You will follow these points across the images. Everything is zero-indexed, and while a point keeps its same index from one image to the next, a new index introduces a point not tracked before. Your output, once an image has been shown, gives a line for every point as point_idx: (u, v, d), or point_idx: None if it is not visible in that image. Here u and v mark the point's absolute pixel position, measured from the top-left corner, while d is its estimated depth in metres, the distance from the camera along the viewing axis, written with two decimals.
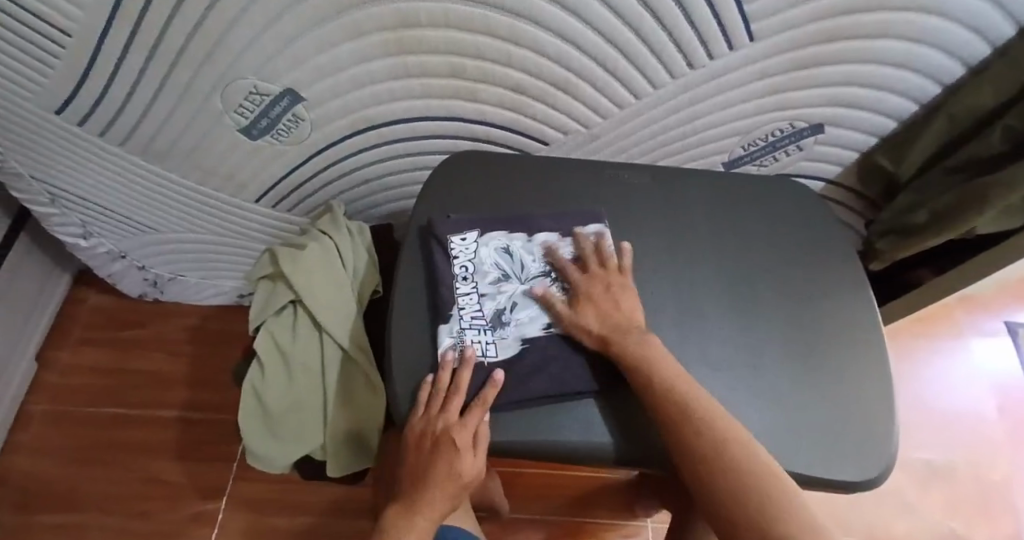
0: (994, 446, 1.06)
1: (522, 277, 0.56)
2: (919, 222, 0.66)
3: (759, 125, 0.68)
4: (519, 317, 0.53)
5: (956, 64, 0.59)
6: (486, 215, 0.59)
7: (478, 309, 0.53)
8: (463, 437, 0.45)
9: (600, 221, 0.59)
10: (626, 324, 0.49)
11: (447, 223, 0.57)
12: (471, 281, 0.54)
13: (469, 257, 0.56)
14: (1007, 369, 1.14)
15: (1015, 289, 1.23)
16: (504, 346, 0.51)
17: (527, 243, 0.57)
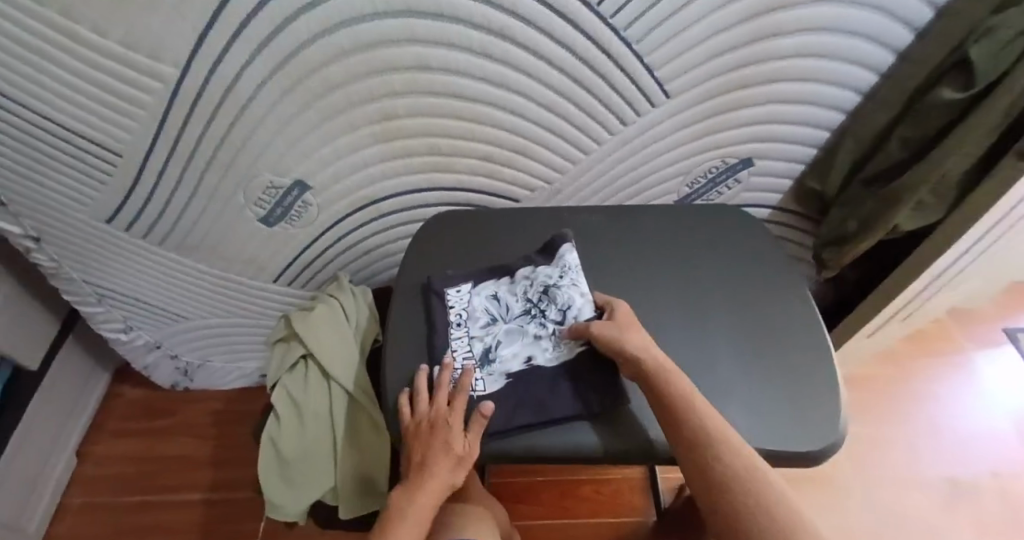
0: (1019, 457, 1.03)
1: (507, 318, 0.64)
2: (851, 230, 0.74)
3: (697, 165, 0.79)
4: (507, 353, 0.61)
5: (851, 93, 0.71)
6: (477, 270, 0.68)
7: (469, 349, 0.61)
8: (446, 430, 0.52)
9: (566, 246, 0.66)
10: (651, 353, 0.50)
11: (443, 279, 0.67)
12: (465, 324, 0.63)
13: (464, 305, 0.64)
14: (1015, 379, 1.14)
15: (1009, 300, 1.25)
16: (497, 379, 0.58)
17: (511, 287, 0.66)
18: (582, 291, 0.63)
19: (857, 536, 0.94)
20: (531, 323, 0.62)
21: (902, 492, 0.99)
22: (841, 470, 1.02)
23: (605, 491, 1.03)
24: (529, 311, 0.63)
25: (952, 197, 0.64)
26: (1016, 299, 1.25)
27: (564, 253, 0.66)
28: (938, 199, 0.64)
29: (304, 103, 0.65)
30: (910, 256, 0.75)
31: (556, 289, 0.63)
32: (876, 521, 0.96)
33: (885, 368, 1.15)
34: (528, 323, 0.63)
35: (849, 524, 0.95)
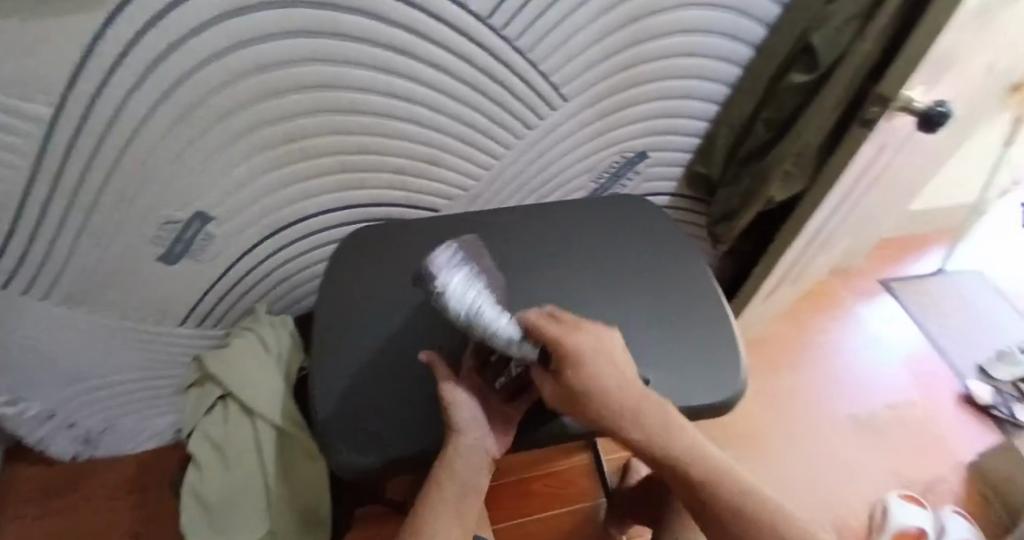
0: (908, 389, 1.18)
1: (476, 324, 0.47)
2: (736, 206, 0.83)
3: (600, 161, 0.85)
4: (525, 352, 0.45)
5: (722, 86, 0.80)
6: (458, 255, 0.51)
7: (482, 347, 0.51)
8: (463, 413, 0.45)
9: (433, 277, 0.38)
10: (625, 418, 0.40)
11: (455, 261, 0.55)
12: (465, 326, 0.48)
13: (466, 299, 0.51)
14: (896, 322, 1.29)
15: (881, 254, 1.42)
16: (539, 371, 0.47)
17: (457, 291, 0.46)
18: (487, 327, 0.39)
19: (789, 485, 1.02)
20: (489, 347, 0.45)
21: (822, 438, 1.09)
22: (766, 423, 1.10)
23: (556, 482, 1.04)
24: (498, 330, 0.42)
25: (812, 168, 0.74)
26: (887, 252, 1.43)
27: (443, 272, 0.38)
28: (802, 170, 0.74)
29: (201, 129, 0.60)
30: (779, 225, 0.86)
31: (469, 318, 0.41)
32: (804, 469, 1.05)
33: (790, 328, 1.26)
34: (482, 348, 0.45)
35: (778, 475, 1.03)
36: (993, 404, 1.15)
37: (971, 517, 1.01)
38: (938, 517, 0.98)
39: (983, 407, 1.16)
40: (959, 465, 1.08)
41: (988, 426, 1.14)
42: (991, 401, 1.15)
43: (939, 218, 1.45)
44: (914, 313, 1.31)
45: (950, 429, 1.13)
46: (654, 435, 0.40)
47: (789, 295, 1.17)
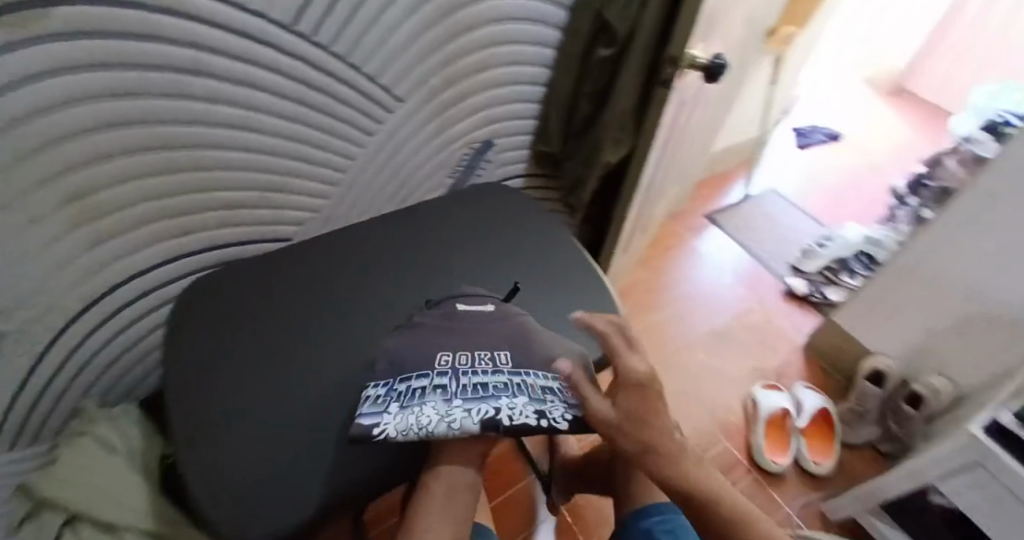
0: (749, 299, 1.39)
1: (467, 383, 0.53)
2: (580, 176, 0.88)
3: (449, 156, 0.85)
4: (491, 381, 0.52)
5: (539, 69, 0.84)
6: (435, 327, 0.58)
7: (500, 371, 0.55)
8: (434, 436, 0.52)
9: (366, 431, 0.47)
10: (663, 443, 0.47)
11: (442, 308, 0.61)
12: (434, 354, 0.55)
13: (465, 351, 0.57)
14: (727, 247, 1.51)
15: (702, 193, 1.64)
16: (517, 371, 0.54)
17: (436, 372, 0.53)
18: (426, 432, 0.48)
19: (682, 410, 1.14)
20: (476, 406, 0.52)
21: (697, 359, 1.24)
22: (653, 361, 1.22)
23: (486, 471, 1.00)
24: (446, 398, 0.50)
25: (634, 132, 0.81)
26: (706, 191, 1.65)
27: (370, 421, 0.48)
28: (627, 134, 0.81)
29: None
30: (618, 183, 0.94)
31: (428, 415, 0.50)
32: (692, 392, 1.17)
33: (648, 274, 1.41)
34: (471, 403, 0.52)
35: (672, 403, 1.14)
36: (809, 293, 1.39)
37: (817, 386, 1.23)
38: (796, 395, 1.15)
39: (802, 298, 1.40)
40: (799, 348, 1.30)
41: (809, 311, 1.39)
42: (806, 291, 1.39)
43: (738, 153, 1.70)
44: (738, 236, 1.54)
45: (786, 322, 1.35)
46: (688, 473, 0.46)
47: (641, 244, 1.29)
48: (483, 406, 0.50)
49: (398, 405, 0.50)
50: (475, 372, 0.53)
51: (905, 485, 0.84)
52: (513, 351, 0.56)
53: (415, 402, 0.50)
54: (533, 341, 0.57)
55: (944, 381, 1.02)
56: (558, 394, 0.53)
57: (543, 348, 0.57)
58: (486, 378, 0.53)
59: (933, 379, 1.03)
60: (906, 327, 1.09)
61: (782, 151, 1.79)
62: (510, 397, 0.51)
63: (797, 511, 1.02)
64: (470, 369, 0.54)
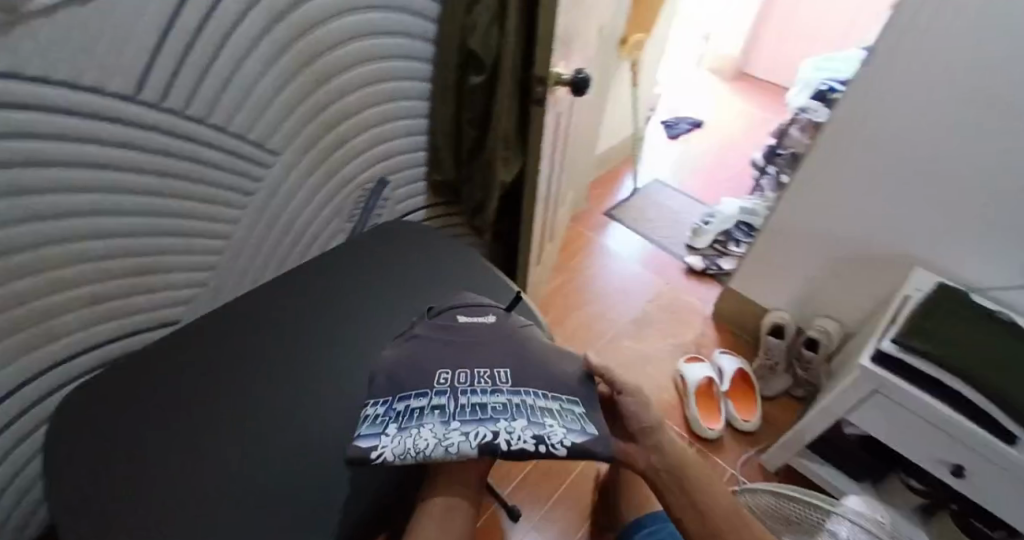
0: (656, 282, 1.49)
1: (466, 402, 0.51)
2: (480, 197, 0.90)
3: (343, 201, 0.83)
4: (490, 402, 0.51)
5: (416, 100, 0.85)
6: (441, 337, 0.59)
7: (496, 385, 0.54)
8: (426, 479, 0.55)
9: (365, 454, 0.47)
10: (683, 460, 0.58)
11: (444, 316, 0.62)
12: (435, 371, 0.55)
13: (465, 367, 0.56)
14: (629, 239, 1.62)
15: (595, 193, 1.74)
16: (517, 390, 0.53)
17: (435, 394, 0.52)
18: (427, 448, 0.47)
19: None
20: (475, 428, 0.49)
21: (621, 350, 1.31)
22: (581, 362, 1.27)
23: None
24: (445, 419, 0.49)
25: (520, 146, 0.85)
26: (599, 190, 1.75)
27: (369, 444, 0.47)
28: (513, 149, 0.84)
29: None
30: (517, 198, 0.97)
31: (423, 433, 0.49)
32: None
33: (563, 278, 1.49)
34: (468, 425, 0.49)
35: None
36: (706, 266, 1.52)
37: (732, 349, 1.34)
38: (716, 363, 1.24)
39: (702, 272, 1.52)
40: (709, 317, 1.41)
41: (710, 283, 1.51)
42: (704, 265, 1.52)
43: (620, 152, 1.83)
44: (636, 226, 1.65)
45: (693, 296, 1.47)
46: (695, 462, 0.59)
47: (551, 254, 1.34)
48: (480, 430, 0.48)
49: (396, 426, 0.49)
50: (475, 391, 0.53)
51: (821, 420, 0.94)
52: (512, 370, 0.55)
53: (414, 422, 0.49)
54: (530, 358, 0.58)
55: (832, 322, 1.16)
56: (559, 415, 0.52)
57: (541, 365, 0.57)
58: (486, 399, 0.52)
59: (823, 322, 1.16)
60: (789, 281, 1.22)
61: (656, 144, 1.94)
62: (509, 420, 0.49)
63: (739, 469, 1.09)
64: (470, 387, 0.53)
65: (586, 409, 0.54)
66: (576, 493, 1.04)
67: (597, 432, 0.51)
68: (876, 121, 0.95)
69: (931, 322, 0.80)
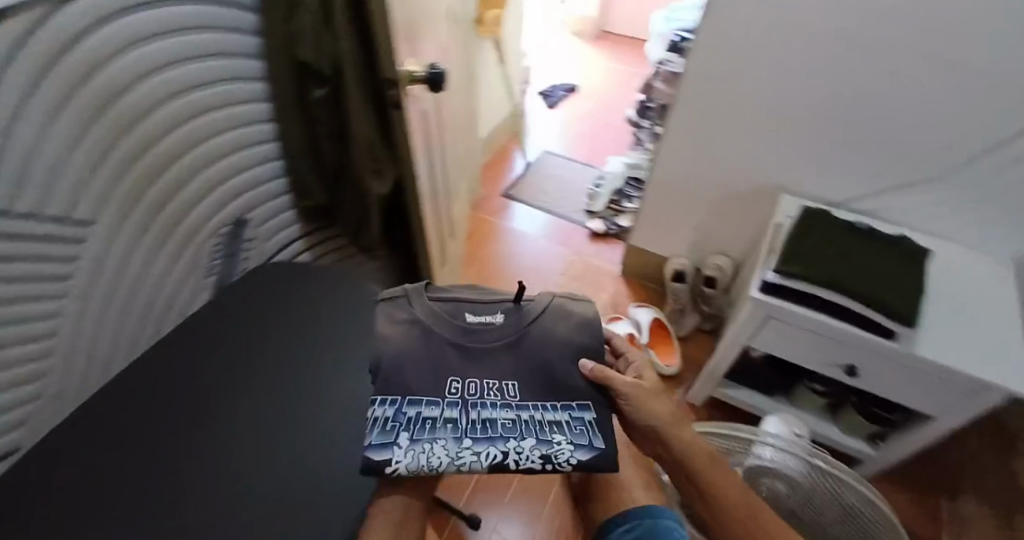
0: (563, 254, 1.52)
1: (479, 418, 0.56)
2: (358, 214, 0.84)
3: (195, 255, 0.76)
4: (500, 418, 0.56)
5: (259, 123, 0.77)
6: (451, 342, 0.60)
7: (508, 397, 0.58)
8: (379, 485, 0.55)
9: (379, 468, 0.52)
10: (697, 456, 0.59)
11: (455, 316, 0.61)
12: (445, 381, 0.58)
13: (477, 381, 0.59)
14: (530, 215, 1.63)
15: (488, 177, 1.72)
16: (526, 405, 0.58)
17: (447, 407, 0.56)
18: (440, 463, 0.52)
19: None
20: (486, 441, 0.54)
21: None
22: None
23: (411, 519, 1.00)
24: (457, 435, 0.54)
25: (387, 149, 0.79)
26: (491, 173, 1.74)
27: (382, 458, 0.52)
28: (381, 154, 0.79)
29: None
30: (399, 203, 0.92)
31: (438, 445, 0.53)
32: None
33: (474, 269, 1.47)
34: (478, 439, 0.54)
35: None
36: (608, 228, 1.56)
37: (646, 302, 1.39)
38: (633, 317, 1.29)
39: (605, 235, 1.56)
40: (619, 276, 1.46)
41: (615, 243, 1.55)
42: (605, 227, 1.55)
43: (505, 131, 1.82)
44: (534, 202, 1.66)
45: (601, 259, 1.50)
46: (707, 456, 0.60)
47: (456, 250, 1.32)
48: (491, 449, 0.53)
49: (408, 437, 0.54)
50: (486, 405, 0.57)
51: (729, 355, 1.00)
52: (520, 383, 0.59)
53: (428, 436, 0.54)
54: (539, 364, 0.60)
55: (723, 258, 1.23)
56: (567, 429, 0.56)
57: (550, 370, 0.59)
58: (496, 415, 0.56)
59: (716, 260, 1.23)
60: (681, 228, 1.27)
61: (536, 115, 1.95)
62: (517, 440, 0.54)
63: None
64: (480, 399, 0.57)
65: (599, 414, 0.57)
66: (525, 491, 1.04)
67: (604, 445, 0.55)
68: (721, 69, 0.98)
69: (803, 246, 0.86)
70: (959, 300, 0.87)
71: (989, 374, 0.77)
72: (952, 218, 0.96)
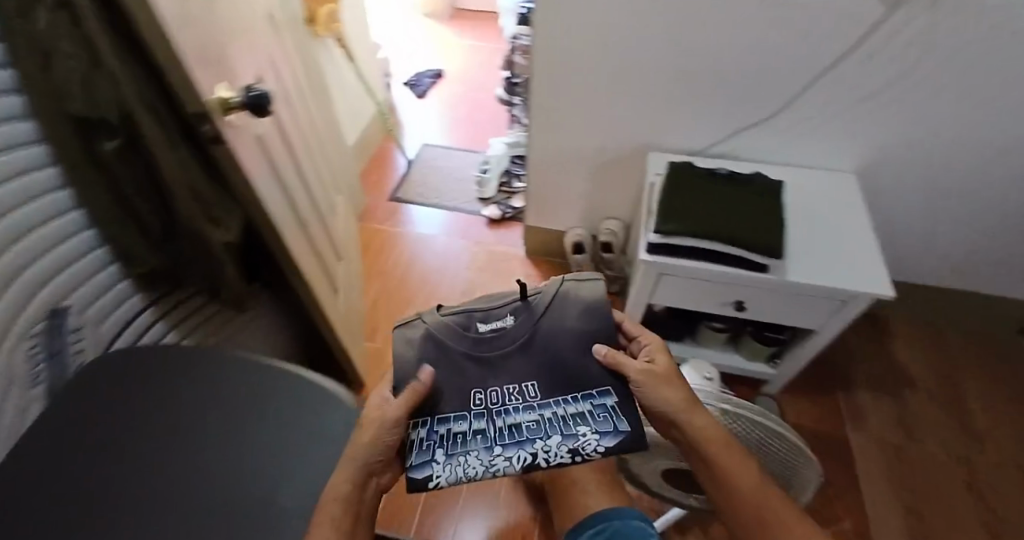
0: (465, 247, 1.48)
1: (506, 424, 0.58)
2: (208, 271, 0.76)
3: (10, 367, 0.63)
4: (525, 420, 0.58)
5: (51, 196, 0.64)
6: (464, 354, 0.61)
7: (531, 399, 0.60)
8: (352, 465, 0.54)
9: (420, 483, 0.54)
10: (708, 438, 0.56)
11: (465, 328, 0.62)
12: (468, 394, 0.60)
13: (499, 389, 0.60)
14: (423, 215, 1.57)
15: (370, 183, 1.64)
16: (547, 403, 0.59)
17: (475, 420, 0.58)
18: (474, 473, 0.55)
19: None
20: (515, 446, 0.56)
21: None
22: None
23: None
24: (488, 444, 0.56)
25: (221, 199, 0.72)
26: (373, 178, 1.65)
27: (422, 474, 0.55)
28: (217, 203, 0.71)
29: None
30: (256, 248, 0.85)
31: (472, 455, 0.56)
32: None
33: (376, 284, 1.40)
34: (506, 446, 0.56)
35: None
36: (504, 212, 1.53)
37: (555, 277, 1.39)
38: None
39: (503, 219, 1.53)
40: (525, 258, 1.44)
41: (514, 225, 1.53)
42: (501, 212, 1.53)
43: (377, 131, 1.73)
44: (424, 201, 1.60)
45: (504, 245, 1.48)
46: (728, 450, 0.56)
47: (350, 270, 1.24)
48: (521, 452, 0.55)
49: (443, 452, 0.56)
50: (510, 410, 0.59)
51: (637, 316, 1.02)
52: (539, 382, 0.61)
53: (460, 449, 0.56)
54: (554, 359, 0.61)
55: (615, 222, 1.25)
56: (590, 419, 0.58)
57: (566, 361, 0.61)
58: (521, 418, 0.58)
59: (609, 224, 1.24)
60: (570, 201, 1.27)
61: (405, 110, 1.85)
62: (545, 438, 0.56)
63: None
64: (503, 407, 0.59)
65: (619, 399, 0.59)
66: (476, 497, 1.06)
67: (628, 428, 0.57)
68: (570, 38, 0.96)
69: (680, 202, 0.88)
70: (821, 220, 0.93)
71: (856, 286, 0.83)
72: (804, 142, 1.01)
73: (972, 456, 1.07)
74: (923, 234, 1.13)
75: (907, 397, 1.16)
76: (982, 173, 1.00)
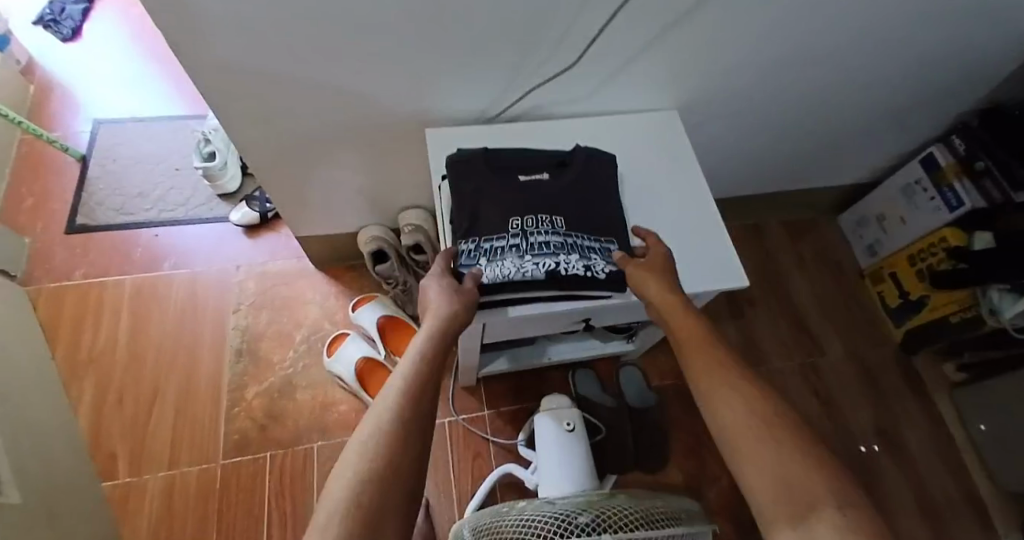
0: (214, 275, 1.03)
1: (534, 245, 0.61)
2: None
3: None
4: (552, 240, 0.61)
5: None
6: (510, 193, 0.64)
7: (558, 226, 0.62)
8: (428, 331, 0.54)
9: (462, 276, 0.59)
10: (670, 311, 0.56)
11: (512, 174, 0.67)
12: (506, 218, 0.62)
13: (536, 218, 0.63)
14: (129, 242, 1.04)
15: (25, 216, 1.05)
16: (573, 232, 0.62)
17: (513, 241, 0.61)
18: (506, 273, 0.59)
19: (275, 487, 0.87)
20: (545, 257, 0.60)
21: (246, 408, 0.92)
22: (199, 468, 0.87)
23: None
24: (521, 253, 0.60)
25: None
26: (26, 206, 1.06)
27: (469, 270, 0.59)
28: None
29: None
30: None
31: (508, 261, 0.59)
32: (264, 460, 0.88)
33: (88, 377, 0.93)
34: (535, 257, 0.60)
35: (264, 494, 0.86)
36: (263, 211, 1.08)
37: (362, 289, 1.04)
38: (358, 325, 0.97)
39: (263, 222, 1.09)
40: (308, 268, 1.06)
41: (285, 226, 1.10)
42: (260, 212, 1.07)
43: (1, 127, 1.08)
44: (123, 221, 1.06)
45: (273, 257, 1.06)
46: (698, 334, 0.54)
47: (33, 407, 0.77)
48: (548, 262, 0.59)
49: (484, 258, 0.60)
50: (541, 232, 0.61)
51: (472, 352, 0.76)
52: (567, 216, 0.63)
53: (497, 256, 0.60)
54: (583, 199, 0.65)
55: (415, 213, 0.92)
56: (605, 252, 0.62)
57: (591, 212, 0.64)
58: (546, 238, 0.61)
59: (409, 219, 0.91)
60: (341, 197, 0.89)
61: (54, 77, 1.21)
62: (567, 256, 0.60)
63: (453, 411, 0.95)
64: (536, 229, 0.62)
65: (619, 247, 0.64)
66: None
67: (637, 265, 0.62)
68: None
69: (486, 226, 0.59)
70: (655, 192, 0.71)
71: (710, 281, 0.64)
72: (623, 76, 0.74)
73: (817, 362, 1.08)
74: (752, 147, 0.99)
75: (749, 315, 1.12)
76: (814, 78, 0.83)
